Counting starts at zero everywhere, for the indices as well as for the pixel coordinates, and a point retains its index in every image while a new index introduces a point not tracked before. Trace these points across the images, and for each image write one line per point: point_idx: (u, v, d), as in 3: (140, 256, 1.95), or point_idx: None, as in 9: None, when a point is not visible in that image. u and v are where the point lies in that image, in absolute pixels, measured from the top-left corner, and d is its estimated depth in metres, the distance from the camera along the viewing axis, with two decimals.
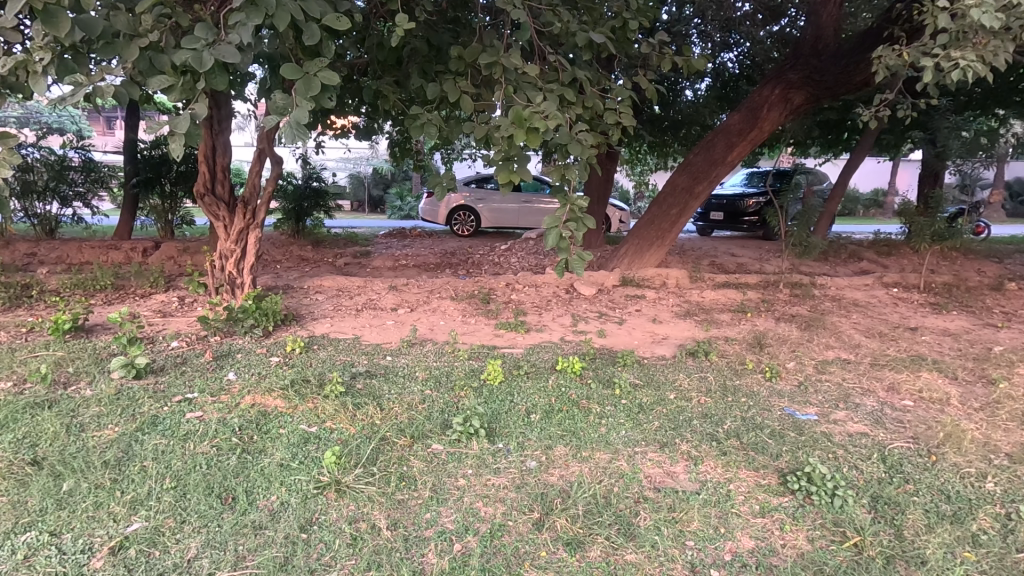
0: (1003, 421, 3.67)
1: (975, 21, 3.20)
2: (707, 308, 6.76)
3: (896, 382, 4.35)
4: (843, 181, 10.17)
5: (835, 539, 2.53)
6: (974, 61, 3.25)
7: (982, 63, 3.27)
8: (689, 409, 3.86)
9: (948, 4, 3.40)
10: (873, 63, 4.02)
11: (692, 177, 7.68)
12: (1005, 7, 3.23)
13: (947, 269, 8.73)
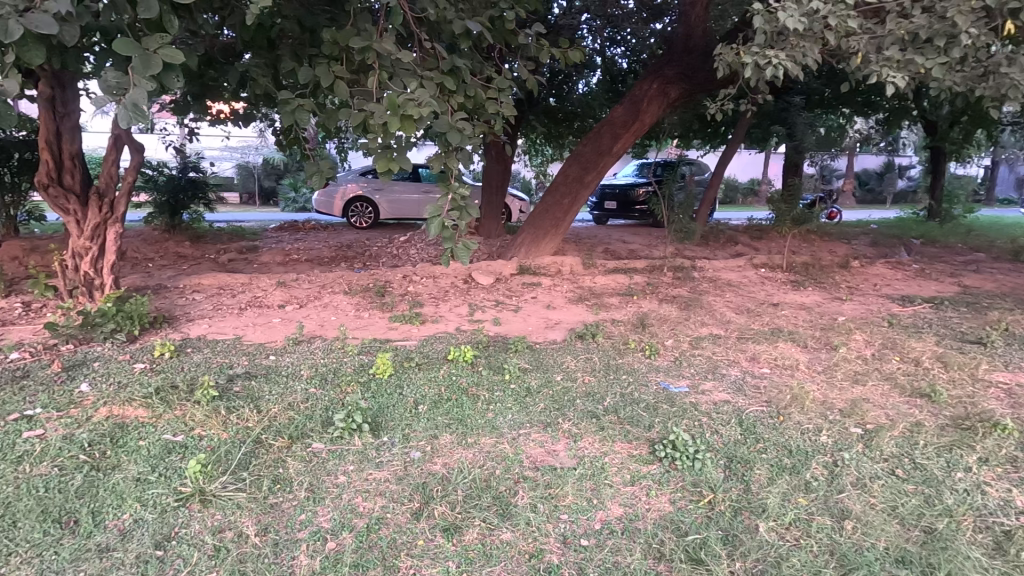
0: (839, 380, 4.19)
1: (783, 25, 3.57)
2: (598, 293, 7.07)
3: (756, 352, 4.82)
4: (720, 171, 10.98)
5: (693, 499, 2.77)
6: (785, 60, 3.65)
7: (791, 63, 3.67)
8: (574, 389, 4.03)
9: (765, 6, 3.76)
10: (715, 58, 4.32)
11: (582, 167, 7.97)
12: (811, 12, 3.62)
13: (805, 251, 9.76)
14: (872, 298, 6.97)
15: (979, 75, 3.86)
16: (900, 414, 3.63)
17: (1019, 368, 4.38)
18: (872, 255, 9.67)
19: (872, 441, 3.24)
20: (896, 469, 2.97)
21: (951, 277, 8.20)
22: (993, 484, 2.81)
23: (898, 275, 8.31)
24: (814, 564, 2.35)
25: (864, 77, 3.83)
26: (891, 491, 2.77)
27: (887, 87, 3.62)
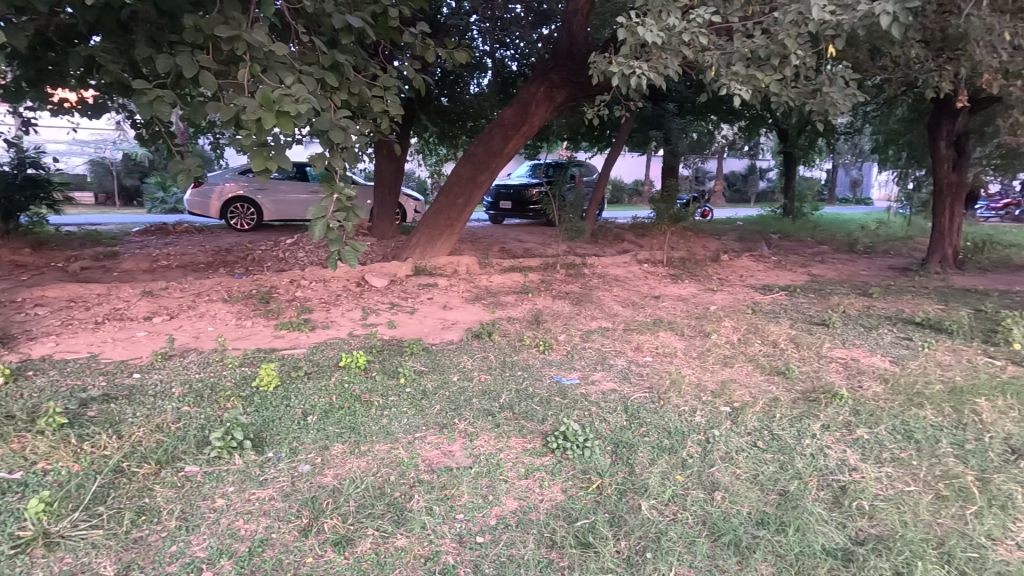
0: (711, 364, 4.60)
1: (645, 39, 3.83)
2: (494, 292, 7.15)
3: (640, 342, 5.16)
4: (606, 172, 11.54)
5: (582, 485, 2.91)
6: (647, 71, 3.92)
7: (653, 74, 3.96)
8: (470, 389, 4.05)
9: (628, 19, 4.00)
10: (590, 65, 4.52)
11: (474, 167, 8.01)
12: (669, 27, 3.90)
13: (683, 246, 10.57)
14: (739, 288, 7.73)
15: (809, 91, 4.39)
16: (761, 391, 4.06)
17: (853, 344, 5.08)
18: (738, 249, 10.71)
19: (737, 417, 3.60)
20: (757, 441, 3.31)
21: (802, 267, 9.29)
22: (833, 446, 3.22)
23: (759, 266, 9.27)
24: (689, 534, 2.56)
25: (717, 88, 4.22)
26: (753, 461, 3.10)
27: (735, 97, 4.01)
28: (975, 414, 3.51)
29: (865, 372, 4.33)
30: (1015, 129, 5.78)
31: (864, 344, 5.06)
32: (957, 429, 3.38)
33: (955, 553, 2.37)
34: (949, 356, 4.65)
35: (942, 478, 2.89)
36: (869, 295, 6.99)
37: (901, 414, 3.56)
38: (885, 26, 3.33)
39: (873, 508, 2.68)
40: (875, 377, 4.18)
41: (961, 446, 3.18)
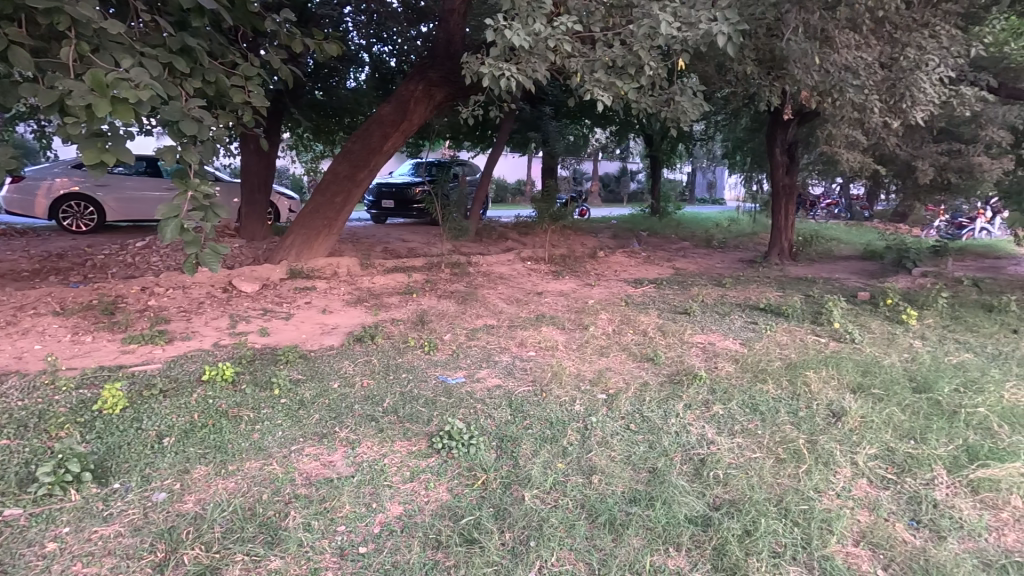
0: (589, 354, 4.86)
1: (513, 43, 3.93)
2: (377, 294, 6.94)
3: (524, 337, 5.29)
4: (489, 171, 11.67)
5: (468, 483, 2.94)
6: (516, 75, 4.05)
7: (521, 77, 4.09)
8: (352, 395, 3.89)
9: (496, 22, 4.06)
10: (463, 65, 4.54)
11: (352, 165, 7.66)
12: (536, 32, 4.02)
13: (563, 243, 11.02)
14: (614, 282, 8.24)
15: (664, 100, 4.78)
16: (633, 377, 4.37)
17: (710, 330, 5.63)
18: (613, 246, 11.40)
19: (613, 403, 3.83)
20: (630, 424, 3.55)
21: (667, 261, 10.12)
22: (694, 423, 3.55)
23: (631, 262, 9.92)
24: (569, 519, 2.67)
25: (583, 93, 4.43)
26: (626, 443, 3.32)
27: (597, 102, 4.24)
28: (805, 384, 4.05)
29: (720, 354, 4.82)
30: (829, 139, 6.76)
31: (719, 329, 5.64)
32: (793, 399, 3.87)
33: (791, 507, 2.71)
34: (786, 336, 5.33)
35: (781, 443, 3.29)
36: (723, 286, 7.80)
37: (749, 390, 4.01)
38: (723, 44, 3.75)
39: (726, 476, 2.99)
40: (727, 358, 4.68)
41: (795, 414, 3.65)
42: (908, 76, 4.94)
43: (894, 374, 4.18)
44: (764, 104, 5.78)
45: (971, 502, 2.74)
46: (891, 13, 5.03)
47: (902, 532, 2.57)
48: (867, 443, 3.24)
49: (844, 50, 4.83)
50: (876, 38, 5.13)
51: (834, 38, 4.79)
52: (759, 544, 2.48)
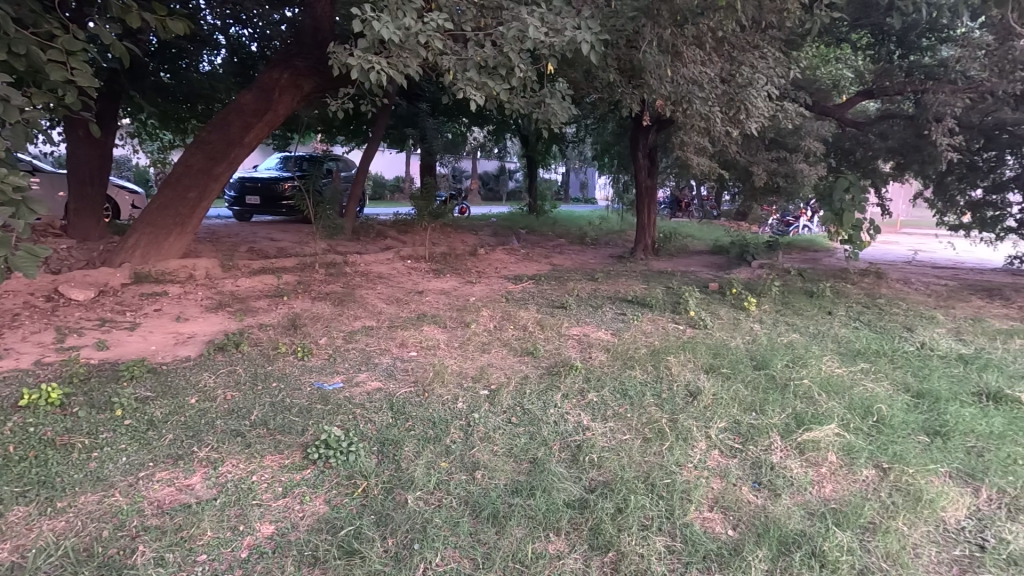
0: (471, 352, 4.90)
1: (382, 36, 3.81)
2: (241, 297, 6.39)
3: (405, 338, 5.18)
4: (364, 166, 11.22)
5: (347, 492, 2.82)
6: (387, 68, 3.93)
7: (393, 71, 3.98)
8: (214, 409, 3.54)
9: (364, 13, 3.91)
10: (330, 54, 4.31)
11: (208, 157, 6.92)
12: (406, 26, 3.93)
13: (444, 241, 10.96)
14: (494, 279, 8.37)
15: (535, 101, 4.94)
16: (514, 371, 4.48)
17: (585, 322, 5.95)
18: (493, 243, 11.57)
19: (494, 398, 3.90)
20: (511, 418, 3.64)
21: (545, 258, 10.51)
22: (571, 412, 3.73)
23: (510, 259, 10.15)
24: (453, 517, 2.67)
25: (455, 92, 4.42)
26: (508, 436, 3.40)
27: (470, 102, 4.26)
28: (667, 368, 4.44)
29: (593, 345, 5.11)
30: (683, 145, 7.44)
31: (592, 321, 5.98)
32: (657, 382, 4.22)
33: (657, 482, 2.95)
34: (651, 325, 5.79)
35: (647, 424, 3.58)
36: (596, 280, 8.27)
37: (619, 377, 4.30)
38: (585, 52, 3.97)
39: (601, 459, 3.18)
40: (600, 348, 4.99)
41: (658, 396, 3.99)
42: (743, 92, 5.58)
43: (738, 355, 4.73)
44: (627, 111, 6.20)
45: (799, 462, 3.18)
46: (729, 34, 5.64)
47: (747, 494, 2.92)
48: (718, 418, 3.62)
49: (692, 64, 5.34)
50: (718, 55, 5.72)
51: (683, 53, 5.28)
52: (629, 519, 2.67)
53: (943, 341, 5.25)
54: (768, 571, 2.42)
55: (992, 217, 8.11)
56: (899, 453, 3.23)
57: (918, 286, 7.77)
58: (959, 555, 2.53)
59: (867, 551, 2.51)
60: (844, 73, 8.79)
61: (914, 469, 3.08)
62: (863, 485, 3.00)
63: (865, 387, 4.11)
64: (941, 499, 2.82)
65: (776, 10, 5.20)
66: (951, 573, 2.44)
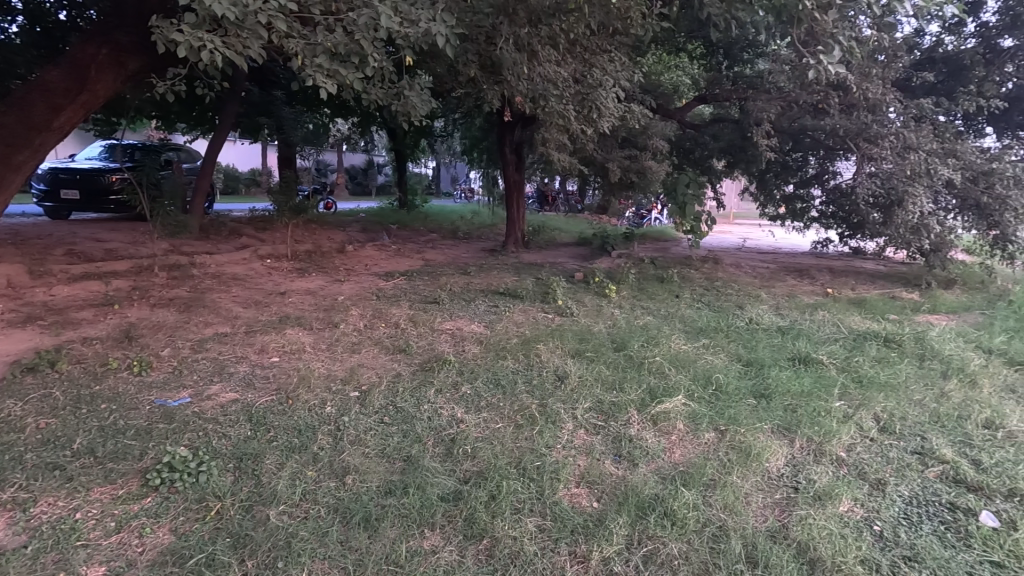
0: (340, 353, 4.68)
1: (215, 12, 3.45)
2: (58, 308, 5.49)
3: (265, 343, 4.80)
4: (210, 157, 10.12)
5: (198, 516, 2.60)
6: (222, 48, 3.56)
7: (229, 52, 3.62)
8: (23, 443, 3.02)
9: None
10: (152, 28, 3.79)
11: (3, 143, 5.78)
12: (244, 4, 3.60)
13: (308, 238, 10.32)
14: (364, 277, 8.07)
15: (393, 93, 4.83)
16: (386, 370, 4.35)
17: (458, 316, 5.97)
18: (363, 239, 11.14)
19: (365, 400, 3.76)
20: (383, 418, 3.54)
21: (417, 253, 10.34)
22: (445, 406, 3.72)
23: (381, 255, 9.86)
24: (321, 528, 2.56)
25: (305, 78, 4.15)
26: (380, 437, 3.31)
27: (321, 90, 4.03)
28: (537, 356, 4.62)
29: (467, 338, 5.15)
30: (544, 142, 7.75)
31: (465, 315, 6.02)
32: (527, 370, 4.38)
33: (528, 466, 3.06)
34: (522, 316, 5.98)
35: (518, 411, 3.69)
36: (468, 274, 8.34)
37: (492, 368, 4.38)
38: (440, 45, 3.97)
39: (474, 450, 3.22)
40: (473, 341, 5.04)
41: (529, 383, 4.14)
42: (594, 92, 5.94)
43: (601, 339, 5.06)
44: (489, 106, 6.30)
45: (653, 432, 3.49)
46: (580, 37, 5.95)
47: (609, 467, 3.14)
48: (583, 399, 3.85)
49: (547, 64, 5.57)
50: (571, 57, 6.02)
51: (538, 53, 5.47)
52: (502, 505, 2.74)
53: (766, 316, 6.08)
54: (628, 535, 2.63)
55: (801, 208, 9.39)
56: (733, 415, 3.68)
57: (746, 269, 8.90)
58: (779, 497, 2.95)
59: (708, 505, 2.83)
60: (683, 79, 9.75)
61: (744, 429, 3.53)
62: (705, 448, 3.38)
63: (706, 360, 4.62)
64: (765, 452, 3.26)
65: (620, 18, 5.59)
66: (773, 514, 2.83)
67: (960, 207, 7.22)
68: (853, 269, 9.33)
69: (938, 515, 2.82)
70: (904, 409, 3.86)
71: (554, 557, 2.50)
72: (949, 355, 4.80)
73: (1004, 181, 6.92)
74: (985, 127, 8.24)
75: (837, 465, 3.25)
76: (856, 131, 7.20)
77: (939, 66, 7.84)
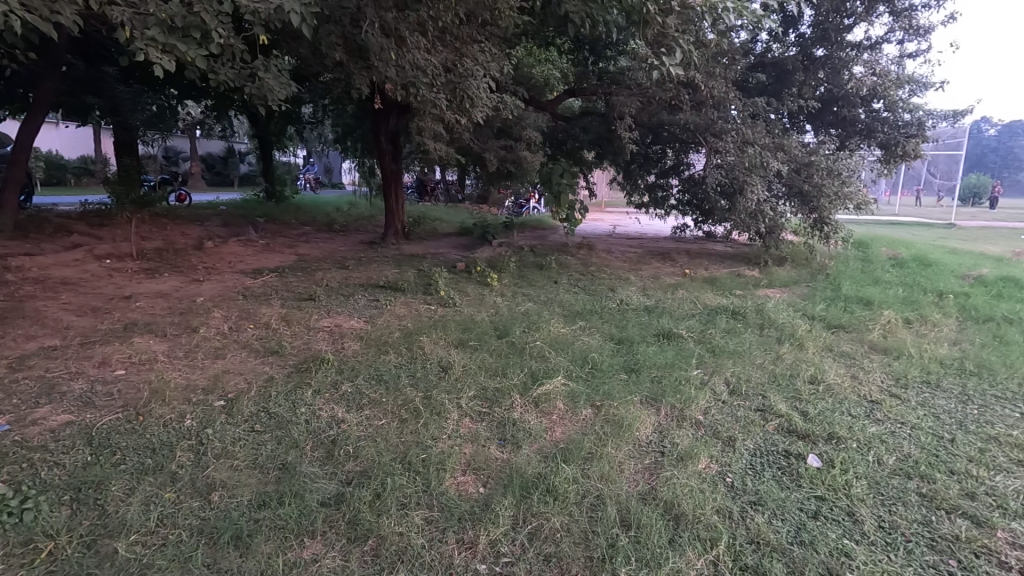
0: (202, 360, 4.24)
1: None
2: None
3: (106, 355, 4.21)
4: (22, 142, 8.59)
5: (25, 562, 2.26)
6: (19, 11, 2.98)
7: (31, 17, 3.04)
8: None
9: None
10: None
11: None
12: None
13: (157, 234, 9.21)
14: (228, 275, 7.40)
15: (247, 74, 4.45)
16: (256, 374, 4.03)
17: (336, 312, 5.71)
18: (224, 235, 10.18)
19: (232, 408, 3.46)
20: (254, 426, 3.29)
21: (288, 248, 9.68)
22: (324, 407, 3.55)
23: (247, 251, 9.09)
24: (182, 553, 2.34)
25: (135, 53, 3.65)
26: (251, 446, 3.08)
27: (156, 68, 3.56)
28: (420, 348, 4.55)
29: (346, 335, 4.94)
30: (420, 131, 7.60)
31: (344, 311, 5.76)
32: (410, 364, 4.30)
33: (414, 459, 3.03)
34: (404, 309, 5.86)
35: (403, 406, 3.62)
36: (346, 268, 7.98)
37: (374, 364, 4.25)
38: (296, 24, 3.71)
39: (356, 449, 3.11)
40: (353, 337, 4.85)
41: (413, 375, 4.09)
42: (466, 82, 5.94)
43: (484, 327, 5.13)
44: (358, 93, 6.05)
45: (535, 414, 3.62)
46: (450, 25, 5.90)
47: (495, 452, 3.20)
48: (467, 387, 3.89)
49: (416, 51, 5.46)
50: (441, 45, 5.94)
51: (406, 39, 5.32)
52: (387, 502, 2.69)
53: (635, 297, 6.55)
54: (513, 515, 2.71)
55: (662, 196, 10.21)
56: (607, 391, 3.94)
57: (617, 254, 9.50)
58: (649, 462, 3.22)
59: (587, 478, 3.00)
60: (552, 73, 10.06)
61: (618, 402, 3.79)
62: (583, 423, 3.57)
63: (583, 342, 4.87)
64: (636, 422, 3.54)
65: (488, 9, 5.61)
66: (644, 478, 3.08)
67: (788, 195, 8.29)
68: (707, 251, 10.36)
69: (776, 462, 3.25)
70: (748, 373, 4.38)
71: (442, 547, 2.50)
72: (782, 323, 5.52)
73: (820, 173, 8.07)
74: (805, 124, 9.51)
75: (696, 427, 3.61)
76: (704, 126, 7.95)
77: (768, 70, 8.89)
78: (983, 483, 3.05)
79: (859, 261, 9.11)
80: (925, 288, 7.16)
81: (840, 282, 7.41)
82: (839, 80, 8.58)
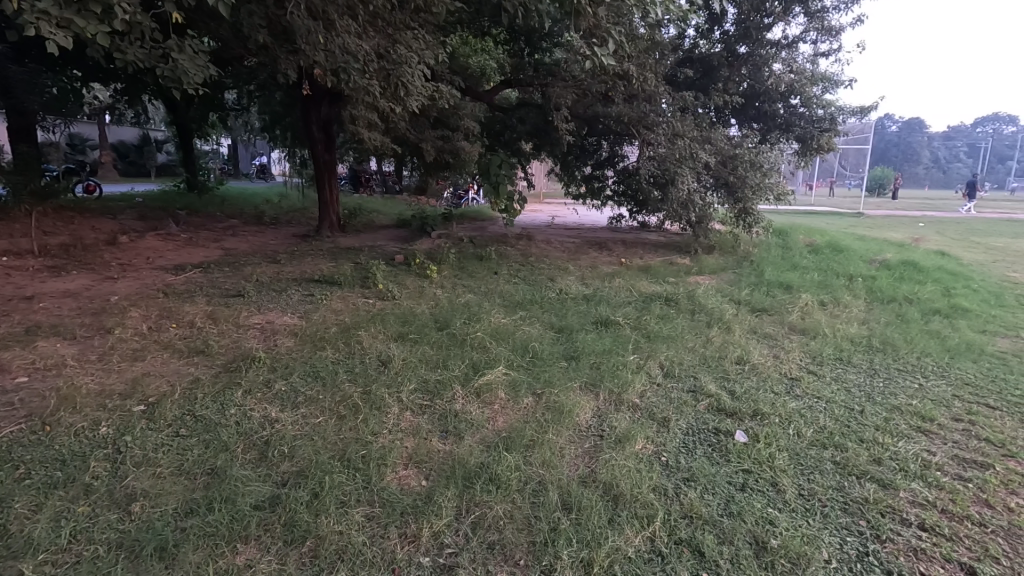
0: (117, 363, 3.95)
1: None
2: None
3: (5, 361, 3.83)
4: None
5: None
6: None
7: None
8: None
9: None
10: None
11: None
12: None
13: (62, 229, 8.46)
14: (147, 272, 6.91)
15: (158, 55, 4.14)
16: (180, 376, 3.80)
17: (268, 309, 5.47)
18: (141, 228, 9.49)
19: (154, 413, 3.24)
20: (179, 431, 3.10)
21: (214, 243, 9.16)
22: (255, 407, 3.39)
23: (167, 246, 8.53)
24: (100, 569, 2.19)
25: (25, 27, 3.30)
26: (175, 451, 2.90)
27: (52, 44, 3.23)
28: (358, 343, 4.44)
29: (279, 332, 4.74)
30: (353, 119, 7.36)
31: (276, 307, 5.52)
32: (348, 359, 4.18)
33: (353, 456, 2.96)
34: (340, 303, 5.69)
35: (341, 402, 3.52)
36: (277, 262, 7.64)
37: (309, 360, 4.10)
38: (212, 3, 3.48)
39: (292, 449, 3.00)
40: (287, 334, 4.66)
41: (351, 371, 3.98)
42: (399, 69, 5.80)
43: (423, 320, 5.06)
44: (286, 79, 5.77)
45: (477, 404, 3.63)
46: (381, 11, 5.71)
47: (436, 444, 3.18)
48: (407, 380, 3.83)
49: (346, 36, 5.26)
50: (373, 30, 5.75)
51: (335, 23, 5.12)
52: (326, 501, 2.61)
53: (574, 286, 6.67)
54: (457, 506, 2.70)
55: (598, 187, 10.42)
56: (548, 379, 4.00)
57: (556, 245, 9.63)
58: (589, 446, 3.30)
59: (529, 464, 3.04)
60: (488, 63, 9.99)
61: (559, 390, 3.85)
62: (524, 411, 3.61)
63: (523, 331, 4.91)
64: (576, 408, 3.61)
65: None
66: (584, 462, 3.15)
67: (715, 186, 8.69)
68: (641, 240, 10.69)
69: (707, 439, 3.42)
70: (681, 356, 4.57)
71: (384, 543, 2.46)
72: (711, 308, 5.80)
73: (744, 164, 8.49)
74: (730, 118, 9.95)
75: (633, 410, 3.74)
76: (637, 119, 8.17)
77: (696, 65, 9.22)
78: (888, 449, 3.33)
79: (780, 248, 9.69)
80: (837, 272, 7.71)
81: (763, 268, 7.86)
82: (760, 76, 9.03)
